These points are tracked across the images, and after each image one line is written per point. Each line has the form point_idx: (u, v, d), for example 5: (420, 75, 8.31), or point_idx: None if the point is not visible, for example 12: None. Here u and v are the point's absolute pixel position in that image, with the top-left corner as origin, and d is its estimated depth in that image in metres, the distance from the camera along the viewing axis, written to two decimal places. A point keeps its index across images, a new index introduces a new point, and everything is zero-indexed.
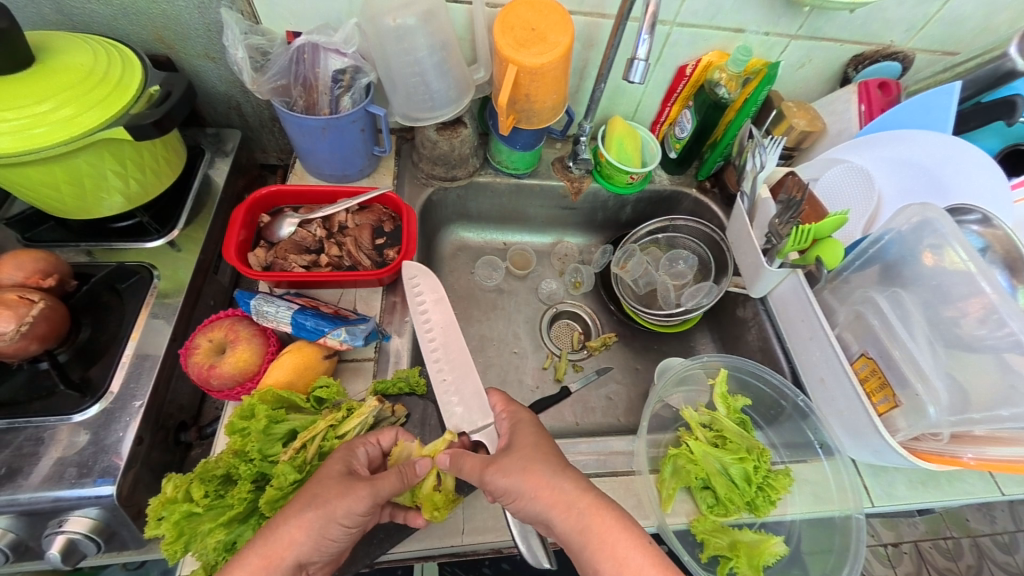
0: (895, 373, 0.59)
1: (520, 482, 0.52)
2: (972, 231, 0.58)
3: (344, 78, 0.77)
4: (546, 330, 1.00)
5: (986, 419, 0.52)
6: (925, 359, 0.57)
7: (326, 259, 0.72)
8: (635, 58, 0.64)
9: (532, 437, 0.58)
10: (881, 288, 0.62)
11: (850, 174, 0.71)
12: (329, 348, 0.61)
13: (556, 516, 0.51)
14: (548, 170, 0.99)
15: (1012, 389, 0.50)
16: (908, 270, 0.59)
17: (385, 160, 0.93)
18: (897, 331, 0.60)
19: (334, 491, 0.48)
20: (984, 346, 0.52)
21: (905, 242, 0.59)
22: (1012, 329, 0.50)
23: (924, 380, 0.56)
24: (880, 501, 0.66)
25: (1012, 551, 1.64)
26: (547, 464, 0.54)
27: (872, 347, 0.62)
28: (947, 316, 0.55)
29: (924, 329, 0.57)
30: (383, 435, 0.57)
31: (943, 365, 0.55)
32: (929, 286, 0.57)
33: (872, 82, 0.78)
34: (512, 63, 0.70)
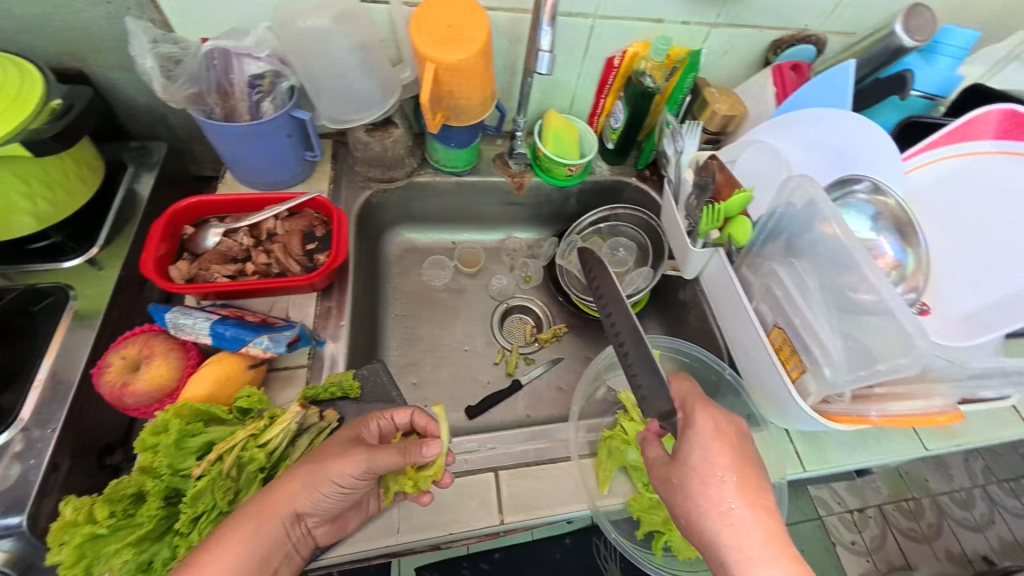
0: (799, 340, 0.60)
1: (693, 480, 0.50)
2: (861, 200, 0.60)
3: (263, 83, 0.75)
4: (498, 326, 1.00)
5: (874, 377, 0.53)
6: (821, 324, 0.58)
7: (252, 268, 0.71)
8: (541, 50, 0.66)
9: (713, 417, 0.53)
10: (784, 260, 0.64)
11: (766, 155, 0.73)
12: (254, 357, 0.60)
13: (694, 514, 0.50)
14: (489, 166, 0.99)
15: (895, 348, 0.50)
16: (803, 241, 0.60)
17: (321, 165, 0.91)
18: (797, 301, 0.61)
19: (333, 454, 0.51)
20: (868, 310, 0.53)
21: (798, 217, 0.61)
22: (884, 293, 0.51)
23: (821, 344, 0.58)
24: (812, 466, 0.69)
25: (969, 507, 1.72)
26: (732, 462, 0.50)
27: (783, 317, 0.63)
28: (839, 280, 0.56)
29: (820, 296, 0.58)
30: (397, 414, 0.60)
31: (836, 329, 0.56)
32: (821, 255, 0.58)
33: (785, 65, 0.81)
34: (429, 61, 0.70)
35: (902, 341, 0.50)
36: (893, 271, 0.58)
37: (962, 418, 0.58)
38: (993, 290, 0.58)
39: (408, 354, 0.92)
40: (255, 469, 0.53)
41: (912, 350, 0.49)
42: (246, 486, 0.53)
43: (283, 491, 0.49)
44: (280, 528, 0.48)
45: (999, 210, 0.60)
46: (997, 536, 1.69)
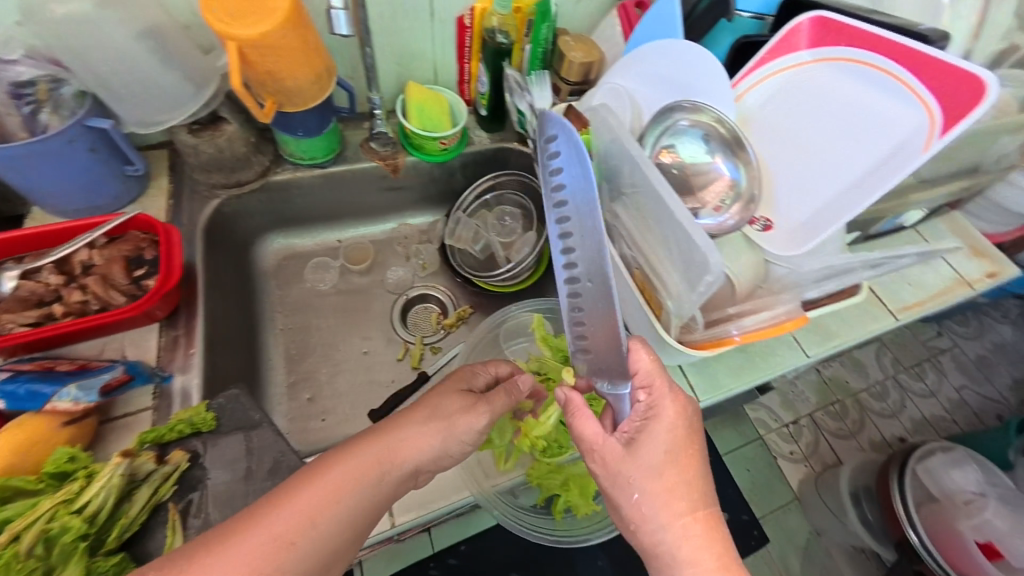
0: (649, 274, 0.58)
1: (641, 474, 0.48)
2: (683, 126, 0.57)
3: (35, 91, 0.63)
4: (400, 320, 0.95)
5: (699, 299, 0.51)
6: (653, 255, 0.57)
7: (63, 309, 0.61)
8: (332, 8, 0.61)
9: (680, 411, 0.50)
10: (618, 197, 0.61)
11: (613, 96, 0.71)
12: (67, 413, 0.52)
13: (635, 521, 0.48)
14: (356, 153, 0.92)
15: (700, 266, 0.49)
16: (623, 177, 0.58)
17: (155, 180, 0.80)
18: (635, 236, 0.59)
19: (461, 407, 0.53)
20: (675, 234, 0.51)
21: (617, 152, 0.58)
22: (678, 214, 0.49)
23: (660, 276, 0.56)
24: (705, 395, 0.71)
25: (886, 398, 1.89)
26: (683, 467, 0.48)
27: (631, 255, 0.61)
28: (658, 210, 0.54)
29: (648, 230, 0.56)
30: (500, 365, 0.63)
31: (667, 258, 0.55)
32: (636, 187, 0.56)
33: (628, 4, 0.79)
34: (229, 39, 0.60)
35: (701, 261, 0.48)
36: (729, 190, 0.55)
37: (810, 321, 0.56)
38: (817, 196, 0.59)
39: (301, 368, 0.86)
40: (72, 538, 0.44)
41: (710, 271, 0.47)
42: (63, 562, 0.44)
43: (410, 430, 0.50)
44: (402, 482, 0.49)
45: (820, 116, 0.60)
46: (910, 418, 1.86)
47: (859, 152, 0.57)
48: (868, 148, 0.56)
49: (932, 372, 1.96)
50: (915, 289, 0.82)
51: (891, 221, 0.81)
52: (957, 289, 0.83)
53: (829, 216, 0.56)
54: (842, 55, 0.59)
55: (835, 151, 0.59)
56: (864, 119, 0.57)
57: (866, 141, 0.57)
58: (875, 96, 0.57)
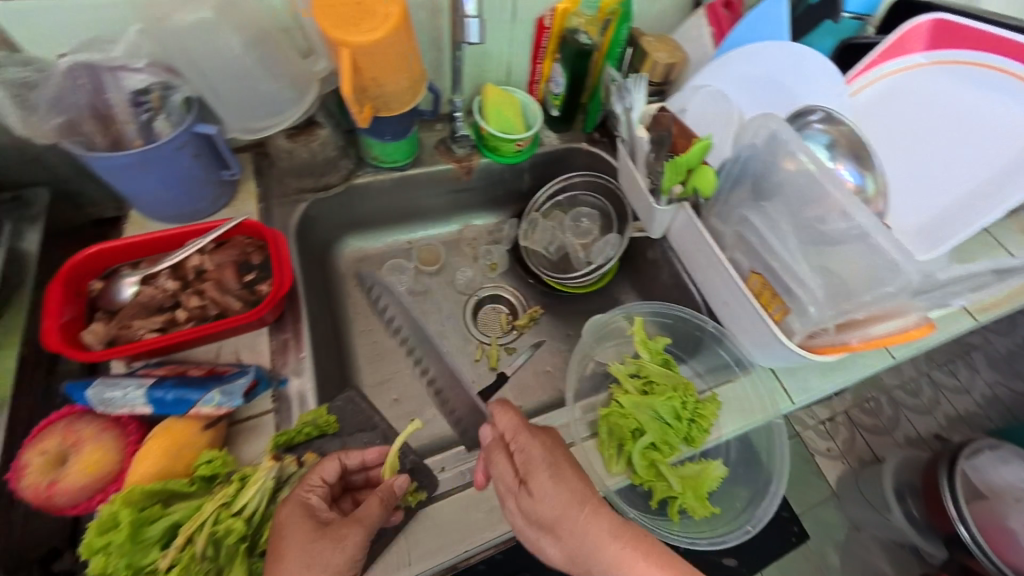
0: (780, 282, 0.60)
1: (557, 513, 0.51)
2: (818, 130, 0.60)
3: (150, 99, 0.63)
4: (472, 321, 0.96)
5: (858, 307, 0.54)
6: (797, 261, 0.58)
7: (185, 314, 0.62)
8: (467, 17, 0.65)
9: (547, 453, 0.54)
10: (754, 204, 0.63)
11: (713, 98, 0.70)
12: (208, 417, 0.53)
13: (544, 542, 0.51)
14: (431, 155, 0.92)
15: (876, 272, 0.52)
16: (771, 181, 0.60)
17: (243, 184, 0.81)
18: (771, 243, 0.61)
19: (305, 540, 0.45)
20: (843, 238, 0.54)
21: (762, 157, 0.60)
22: (859, 219, 0.52)
23: (801, 283, 0.58)
24: (798, 397, 0.71)
25: (920, 394, 1.88)
26: (577, 513, 0.51)
27: (758, 262, 0.63)
28: (811, 214, 0.57)
29: (793, 236, 0.59)
30: (325, 471, 0.52)
31: (815, 264, 0.57)
32: (791, 191, 0.58)
33: (717, 3, 0.79)
34: (344, 46, 0.61)
35: (891, 266, 0.50)
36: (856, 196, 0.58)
37: (935, 327, 0.58)
38: (934, 199, 0.63)
39: (382, 370, 0.87)
40: (235, 542, 0.47)
41: (902, 277, 0.49)
42: (227, 562, 0.47)
43: (330, 552, 0.45)
44: None
45: (930, 122, 0.64)
46: (945, 415, 1.86)
47: (978, 155, 0.61)
48: (981, 154, 0.61)
49: (965, 368, 1.95)
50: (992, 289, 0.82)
51: None
52: None
53: (961, 220, 0.59)
54: (957, 59, 0.63)
55: (954, 155, 0.62)
56: (977, 126, 0.61)
57: (979, 148, 0.61)
58: (993, 101, 0.61)
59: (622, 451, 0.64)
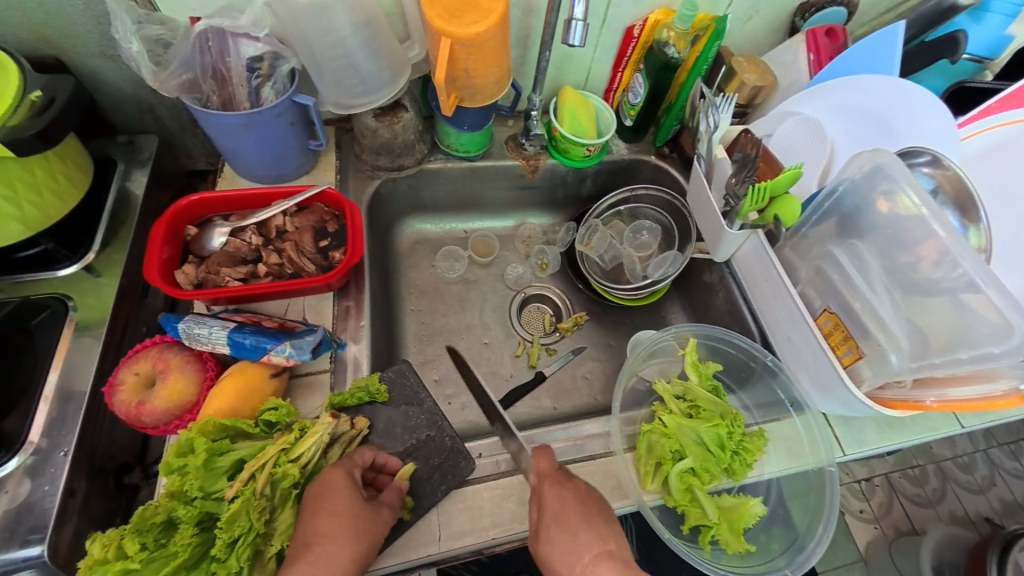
0: (855, 324, 0.58)
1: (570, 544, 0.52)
2: (924, 173, 0.57)
3: (262, 66, 0.69)
4: (516, 316, 0.97)
5: (947, 363, 0.52)
6: (883, 306, 0.56)
7: (265, 269, 0.67)
8: (573, 19, 0.64)
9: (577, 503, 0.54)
10: (840, 241, 0.60)
11: (804, 128, 0.68)
12: (276, 366, 0.57)
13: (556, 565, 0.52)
14: (501, 150, 0.94)
15: (969, 328, 0.50)
16: (863, 221, 0.58)
17: (324, 155, 0.85)
18: (855, 283, 0.58)
19: (331, 507, 0.48)
20: (940, 289, 0.51)
21: (860, 192, 0.57)
22: (965, 270, 0.49)
23: (885, 329, 0.55)
24: (851, 448, 0.67)
25: (973, 471, 1.73)
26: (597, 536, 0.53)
27: (834, 301, 0.60)
28: (906, 260, 0.54)
29: (882, 279, 0.56)
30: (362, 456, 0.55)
31: (901, 312, 0.54)
32: (884, 234, 0.56)
33: (819, 30, 0.75)
34: (444, 35, 0.63)
35: (999, 326, 0.48)
36: None
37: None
38: None
39: (425, 350, 0.89)
40: (289, 485, 0.50)
41: (1009, 338, 0.47)
42: (281, 504, 0.50)
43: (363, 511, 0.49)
44: None
45: None
46: (999, 498, 1.70)
47: None
48: None
49: None
50: None
51: None
52: None
53: None
54: None
55: None
56: None
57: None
58: None
59: (659, 470, 0.63)
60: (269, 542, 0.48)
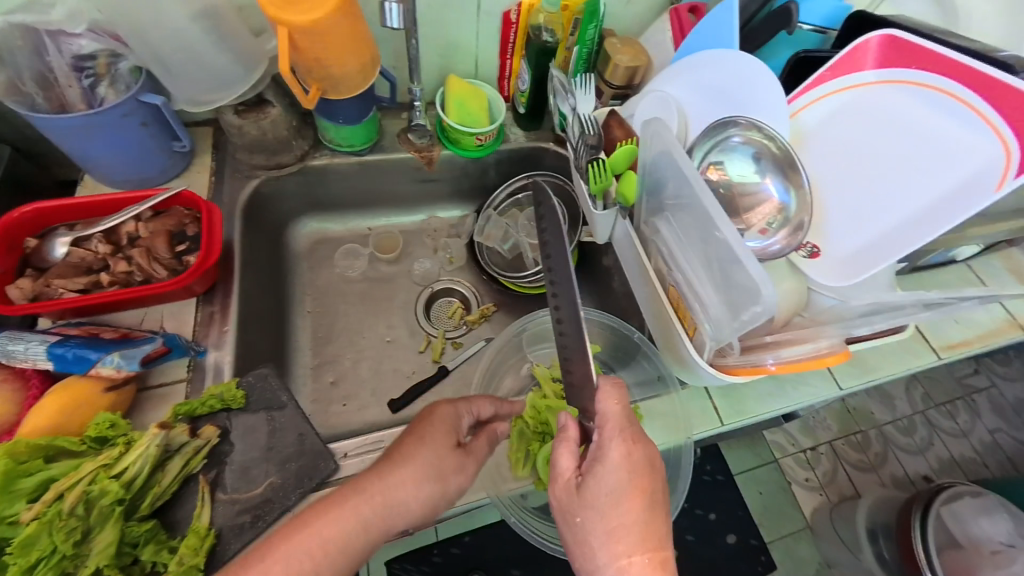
0: (683, 296, 0.57)
1: (615, 505, 0.47)
2: (736, 142, 0.56)
3: (95, 66, 0.65)
4: (423, 312, 0.95)
5: (741, 329, 0.49)
6: (698, 279, 0.54)
7: (109, 278, 0.63)
8: (387, 2, 0.63)
9: (640, 456, 0.48)
10: (665, 214, 0.59)
11: (659, 104, 0.68)
12: (110, 379, 0.54)
13: (602, 530, 0.46)
14: (392, 143, 0.91)
15: (744, 292, 0.48)
16: (670, 191, 0.57)
17: (199, 157, 0.82)
18: (680, 256, 0.57)
19: (452, 467, 0.54)
20: (723, 253, 0.49)
21: (665, 166, 0.56)
22: (725, 235, 0.47)
23: (699, 299, 0.54)
24: (729, 419, 0.69)
25: (912, 433, 1.79)
26: (650, 498, 0.47)
27: (670, 276, 0.59)
28: (703, 229, 0.52)
29: (692, 249, 0.55)
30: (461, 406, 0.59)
31: (708, 280, 0.53)
32: (681, 203, 0.55)
33: (682, 8, 0.75)
34: (282, 25, 0.61)
35: (755, 287, 0.45)
36: (777, 213, 0.55)
37: (852, 357, 0.54)
38: (869, 225, 0.58)
39: (324, 352, 0.87)
40: (110, 502, 0.47)
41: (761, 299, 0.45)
42: (100, 524, 0.46)
43: (460, 473, 0.54)
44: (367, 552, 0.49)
45: (875, 145, 0.60)
46: (937, 457, 1.76)
47: (922, 184, 0.56)
48: (926, 182, 0.56)
49: (964, 411, 1.85)
50: (962, 328, 0.77)
51: (939, 254, 0.77)
52: (1008, 331, 0.77)
53: (887, 251, 0.56)
54: (907, 77, 0.57)
55: (894, 181, 0.58)
56: (914, 155, 0.57)
57: (923, 179, 0.56)
58: (940, 124, 0.55)
59: (530, 455, 0.64)
60: (83, 564, 0.45)
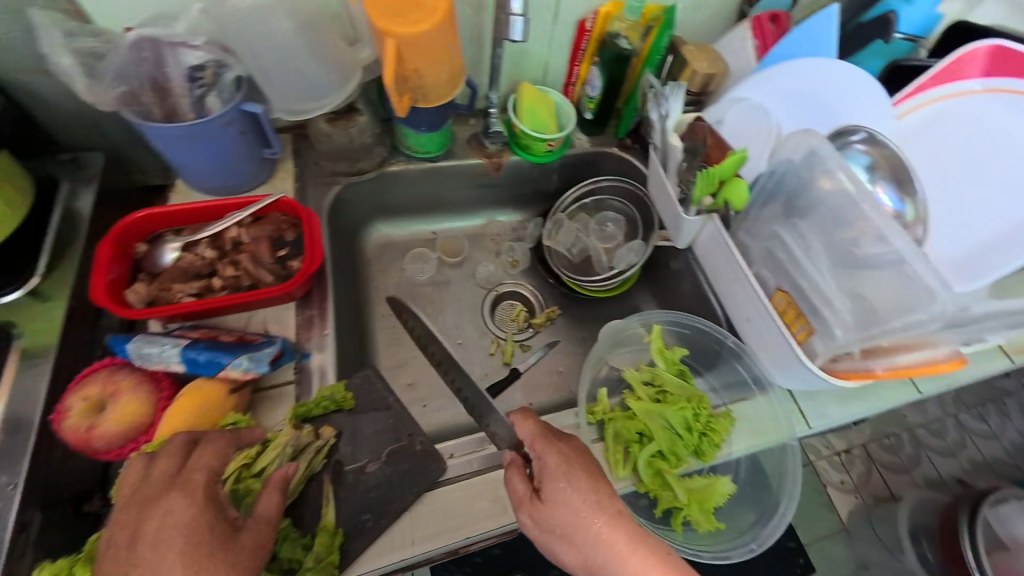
0: (806, 302, 0.60)
1: (578, 497, 0.52)
2: (858, 150, 0.59)
3: (205, 75, 0.66)
4: (489, 315, 0.96)
5: (886, 333, 0.53)
6: (826, 283, 0.58)
7: (220, 282, 0.65)
8: (513, 15, 0.66)
9: (562, 456, 0.55)
10: (784, 221, 0.62)
11: (751, 112, 0.70)
12: (235, 381, 0.56)
13: (579, 527, 0.51)
14: (463, 149, 0.93)
15: (905, 298, 0.51)
16: (805, 201, 0.59)
17: (281, 163, 0.83)
18: (801, 262, 0.60)
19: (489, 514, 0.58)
20: (880, 262, 0.53)
21: (798, 172, 0.59)
22: (897, 247, 0.51)
23: (829, 305, 0.57)
24: (815, 423, 0.68)
25: (944, 436, 1.78)
26: (591, 484, 0.53)
27: (785, 280, 0.63)
28: (841, 239, 0.56)
29: (824, 257, 0.58)
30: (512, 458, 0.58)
31: (845, 286, 0.56)
32: (824, 212, 0.58)
33: (764, 16, 0.78)
34: (389, 36, 0.63)
35: (924, 292, 0.49)
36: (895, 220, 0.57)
37: (967, 362, 0.58)
38: (977, 230, 0.61)
39: (397, 355, 0.88)
40: (254, 498, 0.51)
41: (933, 304, 0.49)
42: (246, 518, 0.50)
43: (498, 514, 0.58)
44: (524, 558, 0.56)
45: (980, 153, 0.61)
46: (969, 459, 1.75)
47: None
48: None
49: (995, 414, 1.84)
50: None
51: None
52: None
53: (1000, 257, 0.59)
54: (1013, 86, 0.59)
55: (1000, 187, 0.60)
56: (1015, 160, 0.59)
57: None
58: None
59: (629, 456, 0.64)
60: None
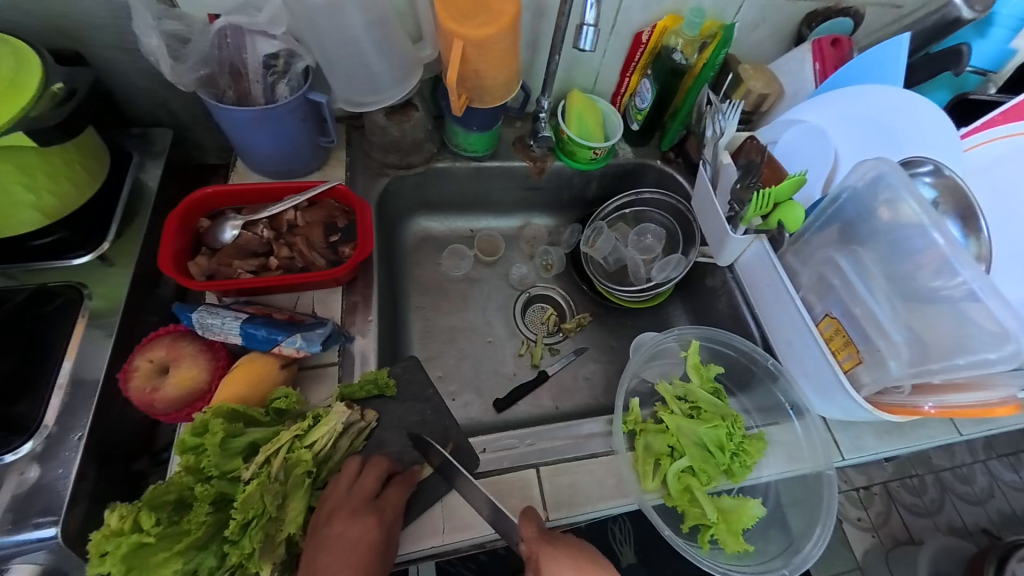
0: (857, 330, 0.60)
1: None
2: (926, 182, 0.61)
3: (277, 63, 0.71)
4: (519, 315, 0.97)
5: (944, 369, 0.53)
6: (884, 314, 0.58)
7: (275, 262, 0.69)
8: (585, 24, 0.65)
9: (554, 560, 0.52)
10: (842, 247, 0.62)
11: (809, 134, 0.69)
12: (285, 357, 0.59)
13: None
14: (508, 151, 0.94)
15: (965, 338, 0.52)
16: (864, 228, 0.59)
17: (334, 152, 0.86)
18: (857, 289, 0.60)
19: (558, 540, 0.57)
20: (939, 297, 0.53)
21: (861, 199, 0.59)
22: (964, 279, 0.51)
23: (886, 336, 0.57)
24: (849, 454, 0.67)
25: (971, 482, 1.69)
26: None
27: (836, 307, 0.62)
28: (902, 269, 0.56)
29: (883, 285, 0.58)
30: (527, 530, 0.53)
31: (903, 320, 0.56)
32: (886, 241, 0.57)
33: (825, 40, 0.77)
34: (456, 37, 0.65)
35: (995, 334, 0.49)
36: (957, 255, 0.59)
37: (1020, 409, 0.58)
38: None
39: (428, 346, 0.90)
40: (303, 471, 0.53)
41: (1006, 344, 0.49)
42: (294, 491, 0.52)
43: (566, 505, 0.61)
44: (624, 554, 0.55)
45: None
46: (997, 510, 1.66)
47: None
48: None
49: None
50: None
51: None
52: None
53: None
54: None
55: None
56: None
57: None
58: None
59: (658, 469, 0.65)
60: (281, 527, 0.50)
